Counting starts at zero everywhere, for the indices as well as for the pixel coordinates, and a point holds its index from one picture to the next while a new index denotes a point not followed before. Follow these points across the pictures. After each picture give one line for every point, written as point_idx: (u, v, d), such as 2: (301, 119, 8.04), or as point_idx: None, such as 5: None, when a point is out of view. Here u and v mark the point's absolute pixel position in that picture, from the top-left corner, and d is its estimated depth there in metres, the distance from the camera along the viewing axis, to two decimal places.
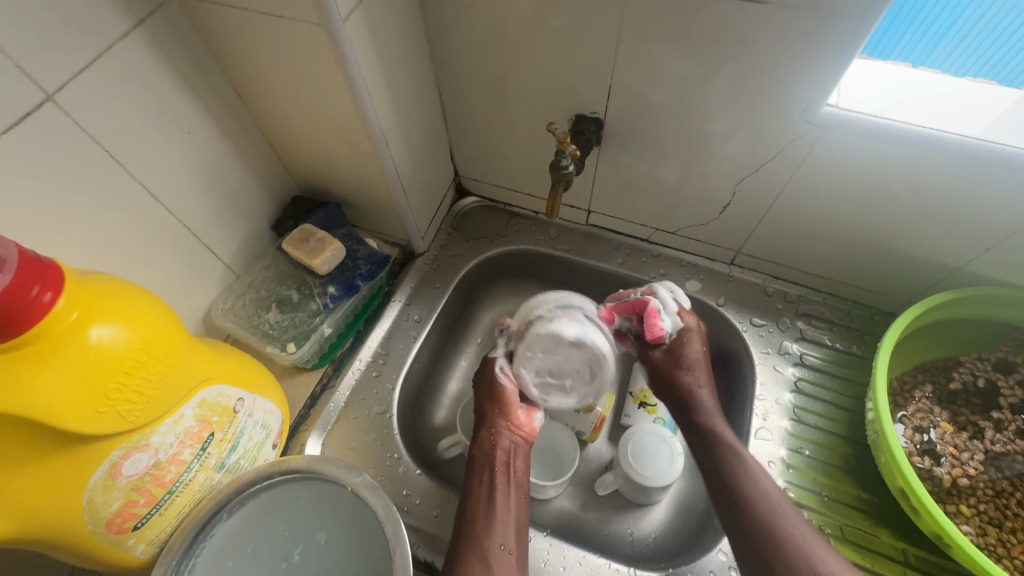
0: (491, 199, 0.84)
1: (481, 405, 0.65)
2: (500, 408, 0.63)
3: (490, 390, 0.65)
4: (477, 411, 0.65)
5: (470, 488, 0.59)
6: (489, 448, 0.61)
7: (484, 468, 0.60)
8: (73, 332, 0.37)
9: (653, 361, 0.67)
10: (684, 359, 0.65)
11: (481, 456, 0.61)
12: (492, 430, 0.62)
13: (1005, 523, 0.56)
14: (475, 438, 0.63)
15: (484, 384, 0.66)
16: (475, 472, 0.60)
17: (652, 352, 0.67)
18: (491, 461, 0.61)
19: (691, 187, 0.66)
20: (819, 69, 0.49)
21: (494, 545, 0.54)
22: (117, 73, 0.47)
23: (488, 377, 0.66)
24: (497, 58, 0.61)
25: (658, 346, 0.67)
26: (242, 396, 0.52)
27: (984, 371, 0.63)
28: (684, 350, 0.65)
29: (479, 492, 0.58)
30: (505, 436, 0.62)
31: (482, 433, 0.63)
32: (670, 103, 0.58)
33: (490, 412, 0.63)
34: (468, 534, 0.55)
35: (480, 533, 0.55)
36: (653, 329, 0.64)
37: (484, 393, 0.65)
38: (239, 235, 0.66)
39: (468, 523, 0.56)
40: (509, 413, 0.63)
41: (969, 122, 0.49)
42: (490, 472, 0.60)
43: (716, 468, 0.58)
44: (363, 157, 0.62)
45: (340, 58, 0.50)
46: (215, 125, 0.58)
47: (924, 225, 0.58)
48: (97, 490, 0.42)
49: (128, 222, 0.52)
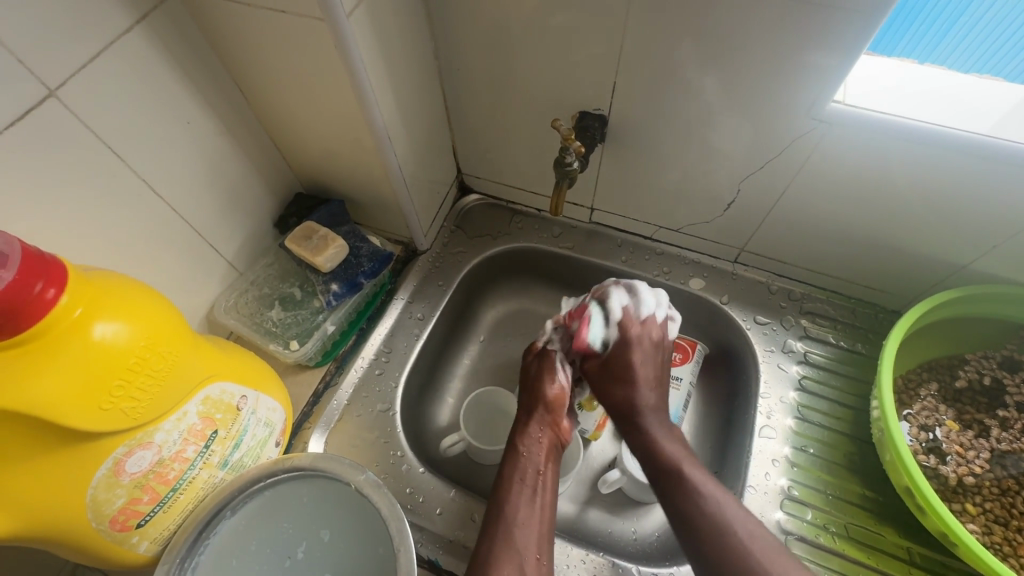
0: (494, 197, 0.84)
1: (531, 403, 0.64)
2: (552, 411, 0.63)
3: (547, 390, 0.64)
4: (524, 408, 0.64)
5: (509, 486, 0.57)
6: (538, 448, 0.60)
7: (525, 469, 0.58)
8: (76, 328, 0.37)
9: (591, 372, 0.65)
10: (619, 375, 0.62)
11: (528, 453, 0.60)
12: (542, 431, 0.62)
13: (1011, 522, 0.56)
14: (520, 434, 0.61)
15: (539, 383, 0.65)
16: (516, 470, 0.58)
17: (589, 364, 0.65)
18: (537, 463, 0.59)
19: (695, 184, 0.66)
20: (825, 66, 0.48)
21: (527, 555, 0.52)
22: (120, 69, 0.46)
23: (541, 374, 0.65)
24: (500, 54, 0.61)
25: (594, 356, 0.64)
26: (245, 393, 0.52)
27: (990, 370, 0.63)
28: (616, 359, 0.62)
29: (520, 491, 0.56)
30: (552, 438, 0.62)
31: (531, 431, 0.62)
32: (674, 99, 0.57)
33: (545, 410, 0.63)
34: (503, 535, 0.53)
35: (517, 538, 0.53)
36: (580, 341, 0.64)
37: (539, 392, 0.64)
38: (242, 232, 0.66)
39: (505, 525, 0.53)
40: (558, 416, 0.63)
41: (976, 118, 0.49)
42: (535, 472, 0.58)
43: (669, 493, 0.54)
44: (366, 154, 0.62)
45: (342, 53, 0.49)
46: (218, 122, 0.58)
47: (930, 223, 0.57)
48: (101, 488, 0.41)
49: (129, 219, 0.52)
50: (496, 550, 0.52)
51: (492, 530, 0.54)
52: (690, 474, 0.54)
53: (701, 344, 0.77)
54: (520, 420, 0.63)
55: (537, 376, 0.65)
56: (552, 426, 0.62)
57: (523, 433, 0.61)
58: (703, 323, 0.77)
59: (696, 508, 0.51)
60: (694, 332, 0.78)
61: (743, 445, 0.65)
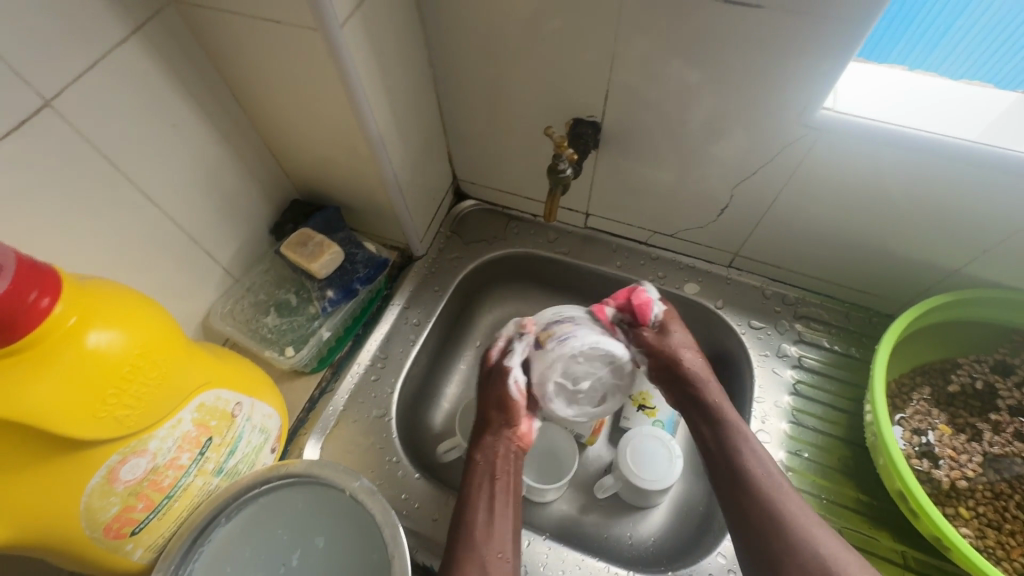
0: (490, 203, 0.84)
1: (484, 408, 0.62)
2: (504, 415, 0.61)
3: (495, 397, 0.62)
4: (478, 415, 0.63)
5: (468, 492, 0.56)
6: (490, 456, 0.59)
7: (479, 475, 0.58)
8: (70, 337, 0.37)
9: (644, 343, 0.65)
10: (679, 339, 0.64)
11: (481, 460, 0.59)
12: (495, 437, 0.60)
13: (1004, 525, 0.56)
14: (475, 443, 0.61)
15: (490, 387, 0.64)
16: (472, 478, 0.58)
17: (643, 333, 0.65)
18: (490, 469, 0.58)
19: (689, 189, 0.67)
20: (816, 71, 0.49)
21: (488, 554, 0.52)
22: (117, 78, 0.47)
23: (492, 381, 0.64)
24: (494, 62, 0.61)
25: (647, 325, 0.65)
26: (240, 400, 0.52)
27: (983, 374, 0.63)
28: (668, 328, 0.65)
29: (478, 498, 0.56)
30: (506, 445, 0.60)
31: (485, 437, 0.60)
32: (668, 107, 0.58)
33: (499, 419, 0.61)
34: (466, 538, 0.53)
35: (478, 540, 0.53)
36: (641, 298, 0.65)
37: (490, 395, 0.63)
38: (238, 239, 0.66)
39: (466, 527, 0.54)
40: (512, 419, 0.61)
41: (965, 125, 0.50)
42: (490, 480, 0.57)
43: (726, 463, 0.56)
44: (361, 161, 0.63)
45: (337, 61, 0.50)
46: (213, 130, 0.58)
47: (921, 229, 0.58)
48: (95, 495, 0.42)
49: (125, 226, 0.52)
50: (462, 551, 0.52)
51: (457, 531, 0.54)
52: (750, 441, 0.57)
53: (696, 349, 0.77)
54: (476, 425, 0.62)
55: (491, 378, 0.64)
56: (508, 431, 0.61)
57: (477, 443, 0.60)
58: (698, 327, 0.77)
59: (753, 479, 0.54)
60: (689, 337, 0.79)
61: None
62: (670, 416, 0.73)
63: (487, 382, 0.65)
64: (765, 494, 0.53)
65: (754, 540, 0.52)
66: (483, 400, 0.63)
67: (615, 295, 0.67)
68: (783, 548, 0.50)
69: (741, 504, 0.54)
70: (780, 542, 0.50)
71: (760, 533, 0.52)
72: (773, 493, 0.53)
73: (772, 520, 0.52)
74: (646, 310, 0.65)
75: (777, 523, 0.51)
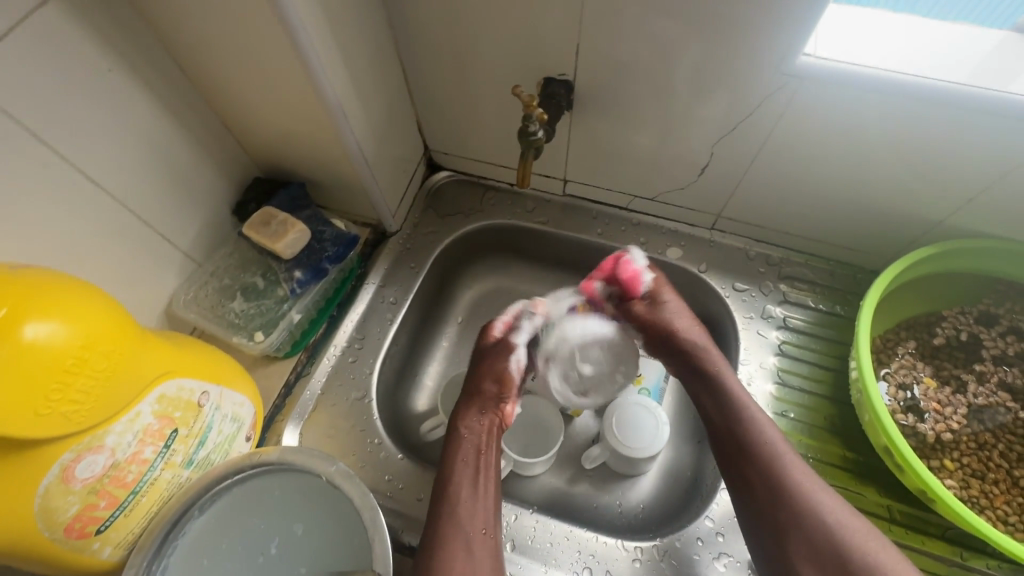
0: (464, 173, 0.81)
1: (477, 379, 0.63)
2: (498, 388, 0.62)
3: (494, 367, 0.63)
4: (466, 387, 0.63)
5: (451, 464, 0.56)
6: (478, 430, 0.59)
7: (466, 448, 0.58)
8: (3, 330, 0.34)
9: (639, 315, 0.66)
10: (670, 308, 0.65)
11: (469, 434, 0.59)
12: (483, 412, 0.61)
13: (988, 474, 0.56)
14: (462, 414, 0.60)
15: (489, 359, 0.64)
16: (458, 449, 0.58)
17: (634, 306, 0.67)
18: (477, 443, 0.59)
19: (670, 150, 0.64)
20: (797, 12, 0.46)
21: (473, 529, 0.52)
22: (37, 47, 0.43)
23: (496, 353, 0.64)
24: (457, 20, 0.57)
25: (639, 297, 0.66)
26: (206, 389, 0.50)
27: (967, 325, 0.63)
28: (663, 295, 0.65)
29: (464, 471, 0.56)
30: (494, 419, 0.61)
31: (473, 411, 0.61)
32: (640, 61, 0.55)
33: (489, 397, 0.62)
34: (449, 515, 0.53)
35: (461, 512, 0.53)
36: (628, 270, 0.65)
37: (486, 368, 0.63)
38: (195, 221, 0.62)
39: (450, 502, 0.54)
40: (504, 395, 0.62)
41: (951, 68, 0.47)
42: (475, 454, 0.57)
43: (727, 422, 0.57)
44: (321, 132, 0.59)
45: (281, 22, 0.46)
46: (157, 105, 0.54)
47: (905, 180, 0.56)
48: (51, 495, 0.39)
49: (65, 211, 0.48)
50: (443, 523, 0.52)
51: (438, 508, 0.53)
52: (749, 407, 0.57)
53: None
54: (463, 398, 0.62)
55: (489, 348, 0.65)
56: (496, 406, 0.62)
57: (463, 415, 0.60)
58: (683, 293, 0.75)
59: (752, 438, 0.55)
60: None
61: None
62: (655, 383, 0.72)
63: (483, 355, 0.65)
64: (771, 469, 0.53)
65: (760, 501, 0.52)
66: (473, 376, 0.63)
67: (600, 269, 0.68)
68: (788, 514, 0.51)
69: (739, 467, 0.55)
70: (785, 511, 0.51)
71: (762, 502, 0.52)
72: (773, 458, 0.53)
73: (775, 489, 0.52)
74: (636, 282, 0.66)
75: (780, 490, 0.52)
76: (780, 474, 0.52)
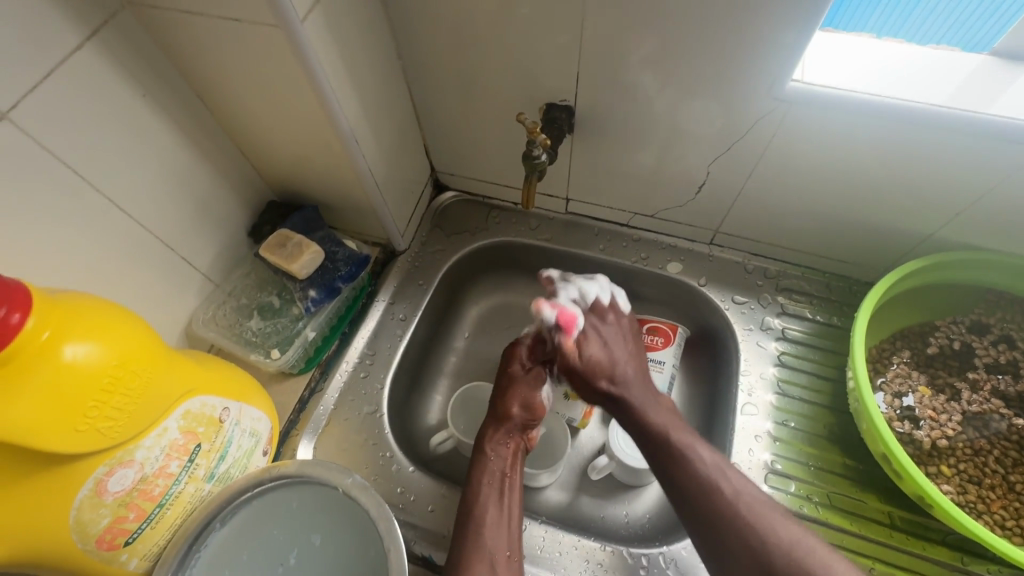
0: (470, 193, 0.84)
1: (503, 404, 0.64)
2: (525, 414, 0.63)
3: (523, 393, 0.64)
4: (493, 408, 0.64)
5: (476, 488, 0.58)
6: (506, 454, 0.61)
7: (493, 472, 0.59)
8: (46, 352, 0.37)
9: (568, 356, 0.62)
10: (598, 355, 0.62)
11: (495, 458, 0.60)
12: (511, 437, 0.62)
13: (984, 480, 0.58)
14: (488, 437, 0.62)
15: (517, 385, 0.65)
16: (483, 473, 0.59)
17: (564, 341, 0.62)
18: (502, 467, 0.60)
19: (669, 169, 0.66)
20: (782, 40, 0.49)
21: (497, 552, 0.53)
22: (74, 87, 0.46)
23: (528, 380, 0.66)
24: (463, 52, 0.61)
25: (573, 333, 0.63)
26: (227, 405, 0.52)
27: (959, 334, 0.64)
28: (589, 342, 0.63)
29: (490, 492, 0.57)
30: (517, 443, 0.62)
31: (501, 434, 0.62)
32: (637, 88, 0.58)
33: (516, 420, 0.63)
34: (472, 535, 0.54)
35: (486, 536, 0.54)
36: (566, 312, 0.63)
37: (514, 392, 0.64)
38: (214, 243, 0.65)
39: (473, 524, 0.55)
40: (531, 420, 0.63)
41: (932, 90, 0.50)
42: (503, 478, 0.59)
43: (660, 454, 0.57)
44: (335, 158, 0.62)
45: (299, 57, 0.49)
46: (181, 135, 0.57)
47: (894, 195, 0.58)
48: (84, 508, 0.41)
49: (95, 237, 0.51)
50: (466, 546, 0.53)
51: (462, 529, 0.55)
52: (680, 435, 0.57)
53: (682, 327, 0.78)
54: (488, 419, 0.64)
55: (517, 377, 0.66)
56: (521, 431, 0.63)
57: (490, 437, 0.62)
58: (684, 306, 0.77)
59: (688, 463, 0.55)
60: (675, 315, 0.79)
61: (727, 424, 0.67)
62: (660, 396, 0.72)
63: (508, 379, 0.66)
64: (704, 483, 0.53)
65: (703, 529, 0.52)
66: (501, 398, 0.64)
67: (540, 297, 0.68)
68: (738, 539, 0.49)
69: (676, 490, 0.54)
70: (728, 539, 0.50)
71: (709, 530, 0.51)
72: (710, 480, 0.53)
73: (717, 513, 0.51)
74: (571, 322, 0.62)
75: (719, 517, 0.51)
76: (717, 498, 0.52)
